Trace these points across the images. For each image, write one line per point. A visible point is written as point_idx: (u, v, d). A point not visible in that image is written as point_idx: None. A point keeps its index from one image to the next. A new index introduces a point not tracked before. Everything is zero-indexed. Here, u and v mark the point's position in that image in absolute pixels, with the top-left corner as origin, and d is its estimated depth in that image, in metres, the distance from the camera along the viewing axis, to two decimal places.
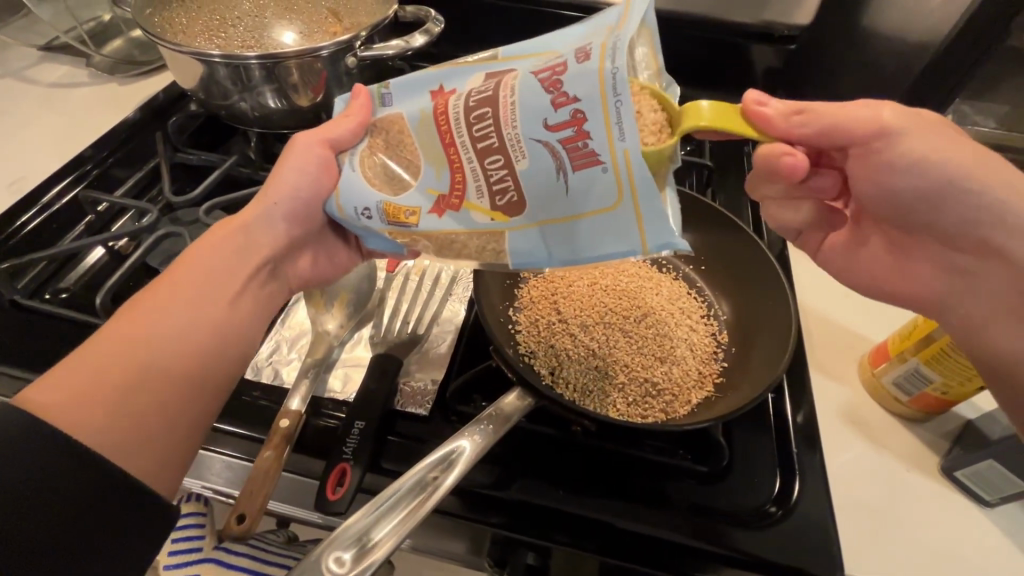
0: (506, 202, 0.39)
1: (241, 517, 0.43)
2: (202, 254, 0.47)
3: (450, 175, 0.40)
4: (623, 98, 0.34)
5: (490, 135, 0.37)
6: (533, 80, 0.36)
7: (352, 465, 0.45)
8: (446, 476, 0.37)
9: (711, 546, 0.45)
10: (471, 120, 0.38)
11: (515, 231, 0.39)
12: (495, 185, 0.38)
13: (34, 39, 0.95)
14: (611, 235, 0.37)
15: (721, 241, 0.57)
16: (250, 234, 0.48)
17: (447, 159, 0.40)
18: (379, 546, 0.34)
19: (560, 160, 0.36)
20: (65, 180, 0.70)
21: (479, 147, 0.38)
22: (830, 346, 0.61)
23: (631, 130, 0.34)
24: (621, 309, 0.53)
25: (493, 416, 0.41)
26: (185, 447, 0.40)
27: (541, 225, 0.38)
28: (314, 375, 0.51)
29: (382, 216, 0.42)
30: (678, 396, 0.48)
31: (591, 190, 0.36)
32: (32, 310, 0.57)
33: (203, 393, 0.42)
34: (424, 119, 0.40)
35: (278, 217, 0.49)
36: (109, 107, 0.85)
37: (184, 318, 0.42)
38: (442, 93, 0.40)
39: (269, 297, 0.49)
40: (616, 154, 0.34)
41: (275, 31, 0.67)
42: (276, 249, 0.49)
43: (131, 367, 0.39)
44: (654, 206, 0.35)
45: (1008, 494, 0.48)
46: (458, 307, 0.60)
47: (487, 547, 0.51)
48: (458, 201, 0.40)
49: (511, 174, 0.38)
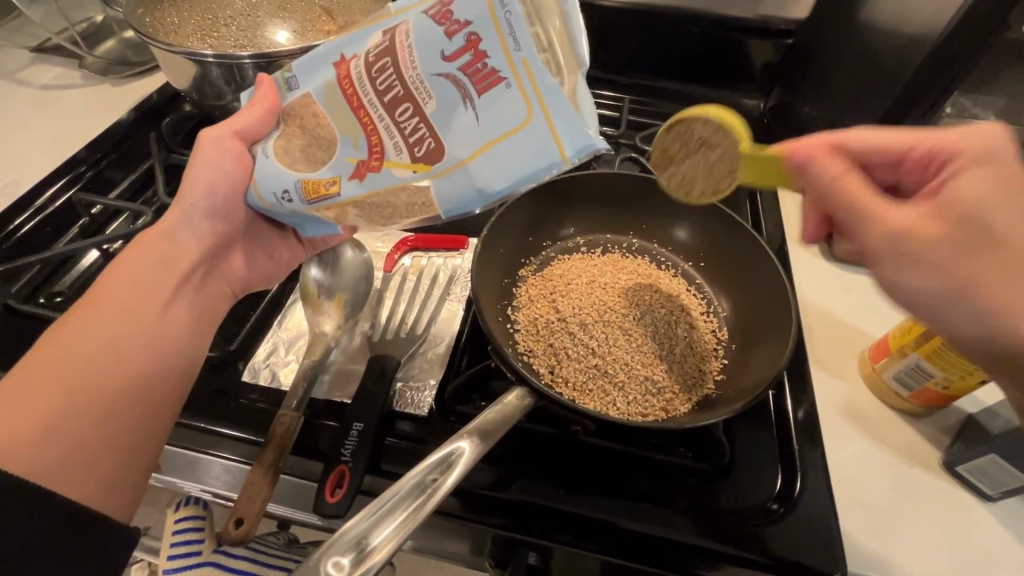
0: (425, 151, 0.36)
1: (240, 520, 0.42)
2: (126, 269, 0.45)
3: (366, 139, 0.37)
4: (510, 8, 0.33)
5: (394, 84, 0.36)
6: (422, 19, 0.35)
7: (351, 468, 0.44)
8: (447, 478, 0.37)
9: (715, 545, 0.45)
10: (373, 75, 0.36)
11: (438, 179, 0.36)
12: (411, 136, 0.36)
13: (26, 40, 0.94)
14: (532, 155, 0.34)
15: (720, 237, 0.56)
16: (175, 243, 0.48)
17: (359, 124, 0.37)
18: (380, 549, 0.33)
19: (465, 89, 0.34)
20: (57, 183, 0.69)
21: (387, 100, 0.36)
22: (831, 341, 0.61)
23: (524, 37, 0.33)
24: (617, 305, 0.53)
25: (494, 417, 0.40)
26: (125, 466, 0.40)
27: (461, 167, 0.35)
28: (312, 377, 0.51)
29: (303, 196, 0.39)
30: (677, 394, 0.47)
31: (502, 109, 0.34)
32: (26, 314, 0.57)
33: (141, 408, 0.41)
34: (330, 89, 0.38)
35: (199, 217, 0.49)
36: (103, 108, 0.84)
37: (118, 332, 0.42)
38: (345, 60, 0.38)
39: (202, 301, 0.49)
40: (515, 64, 0.33)
41: (269, 30, 0.67)
42: (202, 251, 0.49)
43: (72, 388, 0.38)
44: (565, 109, 0.33)
45: (1010, 489, 0.48)
46: (456, 307, 0.59)
47: (488, 547, 0.50)
48: (378, 162, 0.37)
49: (424, 121, 0.36)
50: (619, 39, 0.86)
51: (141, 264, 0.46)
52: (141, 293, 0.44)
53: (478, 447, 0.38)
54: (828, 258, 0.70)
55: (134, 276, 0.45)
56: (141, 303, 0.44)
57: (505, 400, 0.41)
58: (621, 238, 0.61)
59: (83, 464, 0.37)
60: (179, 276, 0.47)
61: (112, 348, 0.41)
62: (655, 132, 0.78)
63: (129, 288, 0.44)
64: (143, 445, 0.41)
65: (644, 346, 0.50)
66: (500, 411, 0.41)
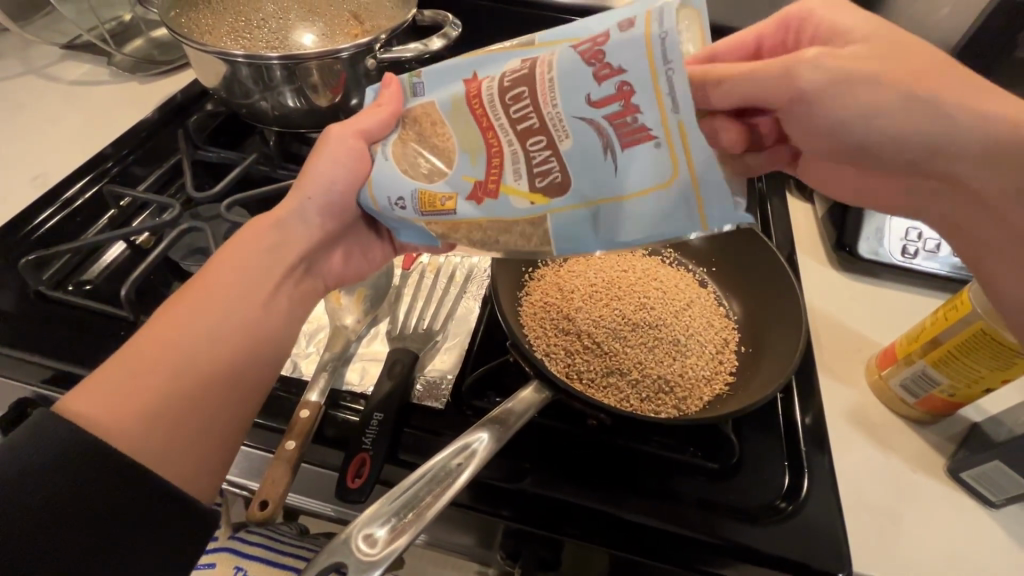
0: (547, 184, 0.38)
1: (264, 502, 0.44)
2: (235, 251, 0.47)
3: (487, 160, 0.39)
4: (673, 67, 0.33)
5: (529, 115, 0.37)
6: (571, 53, 0.36)
7: (371, 456, 0.46)
8: (468, 467, 0.38)
9: (724, 539, 0.46)
10: (508, 101, 0.38)
11: (558, 213, 0.39)
12: (537, 167, 0.38)
13: (54, 37, 0.97)
14: (666, 210, 0.36)
15: (730, 241, 0.58)
16: (281, 233, 0.49)
17: (483, 145, 0.39)
18: (406, 529, 0.34)
19: (608, 138, 0.36)
20: (87, 176, 0.71)
21: (519, 129, 0.38)
22: (838, 348, 0.62)
23: (685, 102, 0.33)
24: (633, 304, 0.54)
25: (510, 412, 0.42)
26: (219, 448, 0.41)
27: (586, 206, 0.38)
28: (333, 367, 0.52)
29: (416, 206, 0.41)
30: (689, 393, 0.49)
31: (644, 166, 0.36)
32: (56, 302, 0.59)
33: (237, 397, 0.42)
34: (457, 104, 0.40)
35: (312, 211, 0.50)
36: (129, 104, 0.86)
37: (222, 322, 0.43)
38: (476, 79, 0.40)
39: (301, 294, 0.50)
40: (668, 126, 0.34)
41: (297, 33, 0.69)
42: (308, 244, 0.50)
43: (175, 371, 0.40)
44: (712, 179, 0.35)
45: (1013, 495, 0.49)
46: (473, 305, 0.61)
47: (499, 539, 0.52)
48: (495, 186, 0.39)
49: (555, 156, 0.37)
50: None
51: (254, 249, 0.48)
52: (248, 282, 0.46)
53: (499, 434, 0.40)
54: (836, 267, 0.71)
55: (243, 261, 0.47)
56: (248, 293, 0.46)
57: (518, 396, 0.43)
58: None
59: (186, 443, 0.39)
60: (283, 269, 0.49)
61: (221, 335, 0.43)
62: None
63: (235, 276, 0.46)
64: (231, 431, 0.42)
65: (680, 353, 0.51)
66: (517, 406, 0.42)
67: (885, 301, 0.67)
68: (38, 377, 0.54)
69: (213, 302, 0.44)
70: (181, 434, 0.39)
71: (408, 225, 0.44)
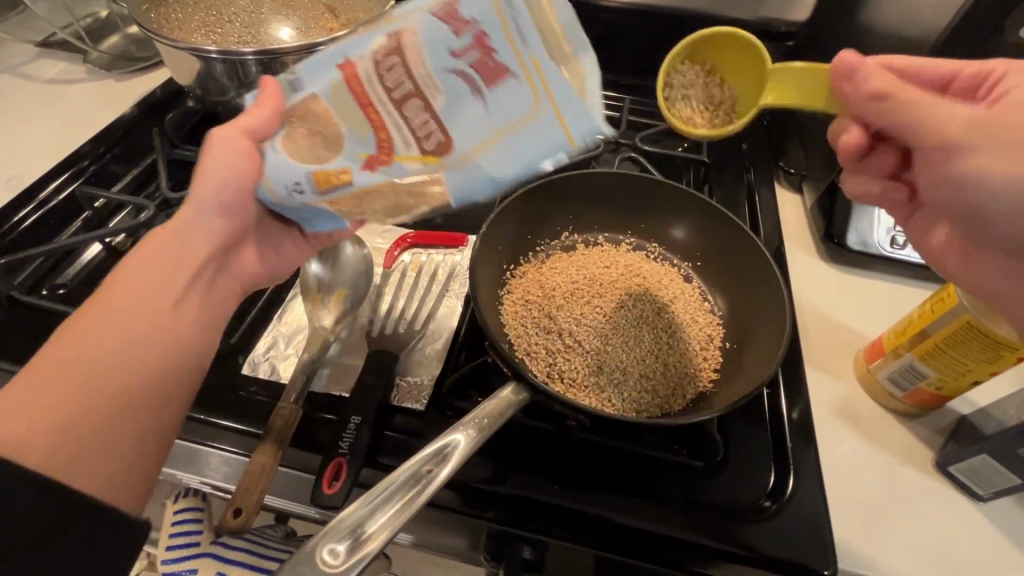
0: (434, 144, 0.35)
1: (239, 510, 0.43)
2: (136, 259, 0.44)
3: (374, 136, 0.36)
4: (519, 12, 0.33)
5: (402, 80, 0.35)
6: (428, 17, 0.35)
7: (348, 460, 0.45)
8: (440, 470, 0.37)
9: (708, 539, 0.45)
10: (380, 71, 0.36)
11: (452, 170, 0.35)
12: (420, 130, 0.36)
13: (30, 34, 0.95)
14: (542, 141, 0.34)
15: (715, 234, 0.57)
16: (184, 235, 0.46)
17: (367, 122, 0.36)
18: (374, 538, 0.34)
19: (473, 85, 0.34)
20: (62, 177, 0.69)
21: (395, 96, 0.36)
22: (826, 342, 0.61)
23: (534, 38, 0.33)
24: (613, 302, 0.53)
25: (488, 411, 0.40)
26: (135, 471, 0.40)
27: (472, 157, 0.34)
28: (310, 370, 0.51)
29: (315, 188, 0.38)
30: (672, 391, 0.48)
31: (512, 103, 0.34)
32: (29, 306, 0.57)
33: (144, 414, 0.40)
34: (337, 88, 0.36)
35: (210, 213, 0.47)
36: (106, 102, 0.85)
37: (124, 335, 0.41)
38: (349, 62, 0.36)
39: (216, 298, 0.48)
40: (524, 61, 0.33)
41: (272, 27, 0.67)
42: (214, 247, 0.47)
43: (73, 396, 0.38)
44: (573, 103, 0.33)
45: (1001, 489, 0.48)
46: (455, 304, 0.60)
47: (483, 541, 0.51)
48: (388, 157, 0.36)
49: (432, 114, 0.35)
50: (618, 40, 0.86)
51: (179, 241, 0.46)
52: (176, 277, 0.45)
53: (476, 434, 0.39)
54: (826, 259, 0.70)
55: (171, 256, 0.45)
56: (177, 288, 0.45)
57: (499, 395, 0.42)
58: (618, 236, 0.61)
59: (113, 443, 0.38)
60: (190, 272, 0.46)
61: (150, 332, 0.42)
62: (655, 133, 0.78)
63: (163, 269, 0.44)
64: (147, 448, 0.40)
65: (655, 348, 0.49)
66: (496, 405, 0.41)
67: (875, 293, 0.66)
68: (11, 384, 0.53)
69: (139, 299, 0.42)
70: (82, 461, 0.37)
71: (310, 210, 0.41)
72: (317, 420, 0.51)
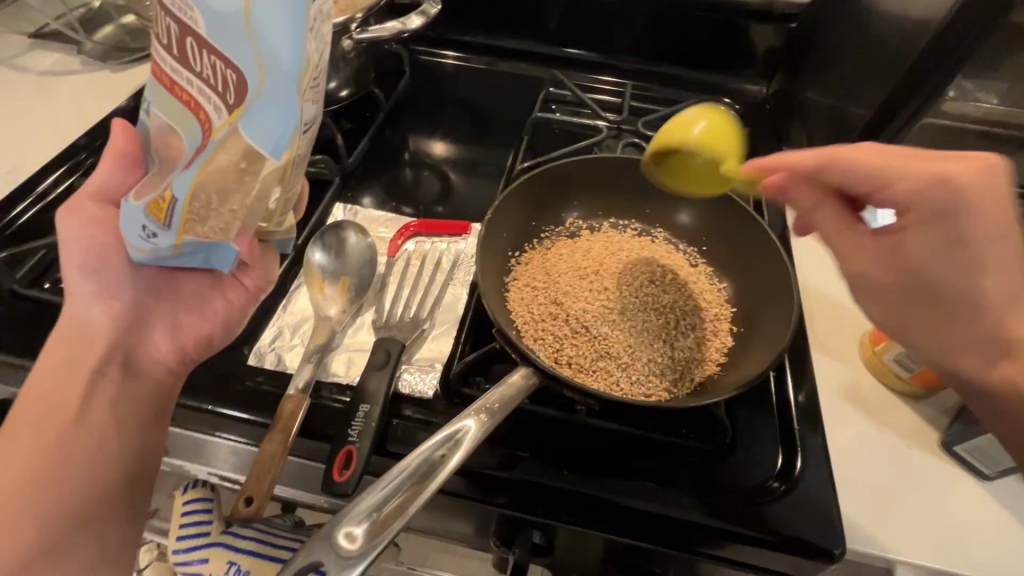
0: (231, 92, 0.28)
1: (249, 500, 0.43)
2: (37, 373, 0.43)
3: (195, 121, 0.31)
4: None
5: (174, 29, 0.29)
6: None
7: (358, 448, 0.45)
8: (453, 456, 0.37)
9: (717, 520, 0.46)
10: (167, 39, 0.30)
11: (249, 115, 0.28)
12: (213, 79, 0.29)
13: (23, 26, 0.93)
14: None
15: (720, 218, 0.57)
16: (78, 331, 0.44)
17: (188, 110, 0.31)
18: (389, 524, 0.34)
19: None
20: (60, 170, 0.69)
21: (180, 53, 0.29)
22: (832, 325, 0.61)
23: None
24: (620, 287, 0.53)
25: (499, 396, 0.40)
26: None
27: (263, 81, 0.27)
28: (317, 359, 0.51)
29: (157, 222, 0.33)
30: (681, 374, 0.47)
31: None
32: (31, 299, 0.57)
33: (63, 527, 0.38)
34: (154, 89, 0.32)
35: (91, 301, 0.45)
36: (102, 94, 0.84)
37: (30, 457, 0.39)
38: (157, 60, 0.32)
39: (129, 385, 0.45)
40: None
41: None
42: (109, 335, 0.45)
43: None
44: None
45: (1007, 467, 0.48)
46: (460, 292, 0.60)
47: (493, 527, 0.51)
48: (209, 129, 0.30)
49: (211, 54, 0.28)
50: (618, 25, 0.85)
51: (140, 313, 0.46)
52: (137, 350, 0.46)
53: (484, 422, 0.39)
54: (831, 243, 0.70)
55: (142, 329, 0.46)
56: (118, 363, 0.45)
57: (509, 380, 0.41)
58: (623, 221, 0.60)
59: (108, 500, 0.41)
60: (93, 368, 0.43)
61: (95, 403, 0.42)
62: (658, 117, 0.76)
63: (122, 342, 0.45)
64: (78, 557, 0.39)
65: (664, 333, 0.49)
66: (506, 390, 0.41)
67: None
68: (19, 378, 0.53)
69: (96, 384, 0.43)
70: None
71: (187, 246, 0.35)
72: (325, 409, 0.51)
